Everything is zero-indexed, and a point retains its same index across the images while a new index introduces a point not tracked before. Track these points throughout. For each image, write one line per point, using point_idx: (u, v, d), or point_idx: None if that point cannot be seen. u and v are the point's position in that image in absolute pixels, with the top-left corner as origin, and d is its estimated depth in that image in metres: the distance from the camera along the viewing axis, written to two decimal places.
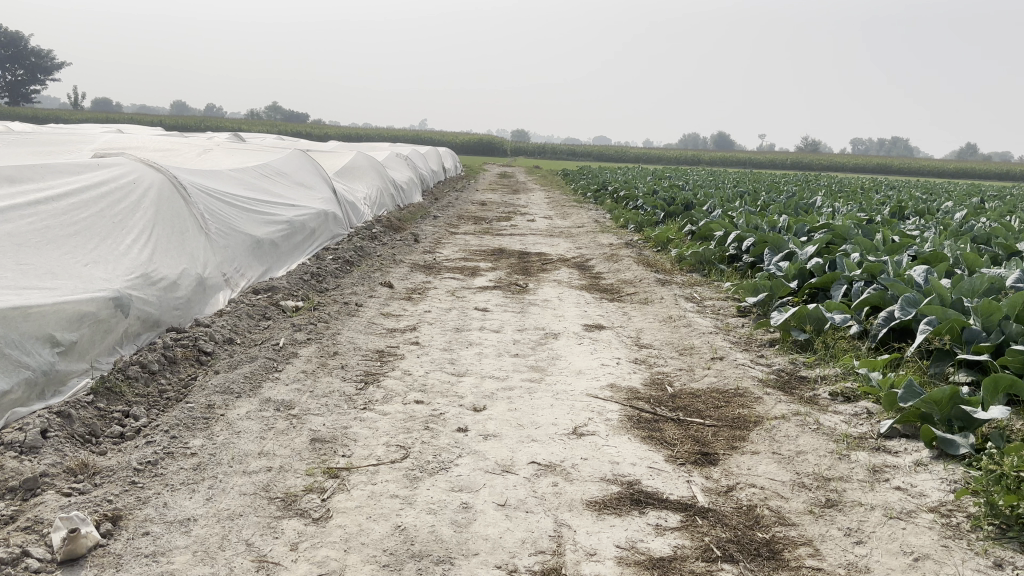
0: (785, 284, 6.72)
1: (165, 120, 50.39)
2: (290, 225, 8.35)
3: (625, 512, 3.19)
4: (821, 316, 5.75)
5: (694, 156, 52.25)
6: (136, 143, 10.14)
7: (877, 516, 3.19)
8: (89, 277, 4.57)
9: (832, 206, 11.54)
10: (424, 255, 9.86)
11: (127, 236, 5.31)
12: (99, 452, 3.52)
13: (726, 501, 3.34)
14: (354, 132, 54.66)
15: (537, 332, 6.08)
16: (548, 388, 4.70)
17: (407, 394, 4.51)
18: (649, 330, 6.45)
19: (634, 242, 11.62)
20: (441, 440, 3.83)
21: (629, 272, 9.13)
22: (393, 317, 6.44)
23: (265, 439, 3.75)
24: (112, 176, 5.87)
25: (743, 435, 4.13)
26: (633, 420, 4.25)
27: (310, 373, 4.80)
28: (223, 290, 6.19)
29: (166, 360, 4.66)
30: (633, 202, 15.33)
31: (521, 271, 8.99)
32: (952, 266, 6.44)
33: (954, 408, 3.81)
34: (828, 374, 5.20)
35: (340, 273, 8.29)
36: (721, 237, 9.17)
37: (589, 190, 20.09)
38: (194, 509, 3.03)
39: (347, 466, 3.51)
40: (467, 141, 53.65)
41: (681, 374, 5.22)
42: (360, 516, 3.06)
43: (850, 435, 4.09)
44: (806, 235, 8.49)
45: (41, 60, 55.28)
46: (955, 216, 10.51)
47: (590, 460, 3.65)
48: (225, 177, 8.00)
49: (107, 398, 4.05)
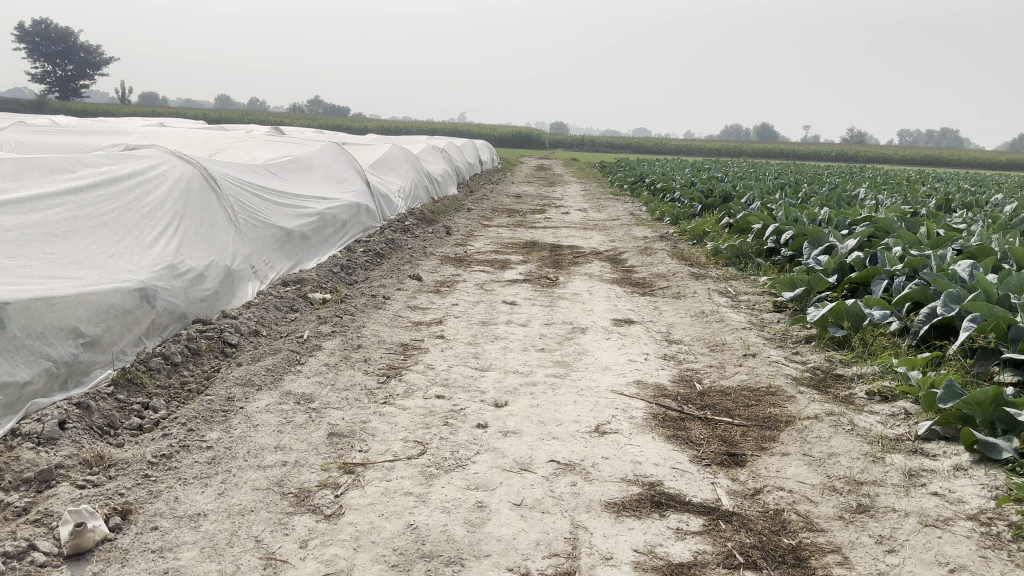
0: (823, 278, 6.53)
1: (208, 114, 51.20)
2: (321, 218, 8.34)
3: (645, 515, 3.08)
4: (860, 312, 5.56)
5: (734, 147, 51.44)
6: (172, 136, 10.23)
7: (912, 523, 3.03)
8: (115, 268, 4.58)
9: (876, 199, 11.24)
10: (455, 248, 9.81)
11: (155, 227, 5.33)
12: (116, 444, 3.51)
13: (752, 505, 3.21)
14: (394, 125, 54.90)
15: (565, 327, 5.98)
16: (572, 384, 4.60)
17: (428, 389, 4.44)
18: (680, 325, 6.31)
19: (669, 235, 11.44)
20: (459, 437, 3.76)
21: (662, 265, 8.98)
22: (420, 310, 6.38)
23: (283, 433, 3.71)
24: (143, 168, 5.90)
25: (773, 435, 3.99)
26: (658, 418, 4.13)
27: (332, 366, 4.76)
28: (251, 282, 6.19)
29: (189, 352, 4.65)
30: (671, 195, 15.09)
31: (553, 264, 8.89)
32: (999, 260, 6.20)
33: (997, 410, 3.64)
34: (865, 372, 5.02)
35: (370, 266, 8.27)
36: (759, 229, 8.98)
37: (626, 182, 19.91)
38: (206, 504, 3.00)
39: (363, 461, 3.46)
40: (504, 133, 53.59)
41: (711, 372, 5.08)
42: (372, 513, 3.00)
43: (886, 436, 3.92)
44: (847, 229, 8.25)
45: (89, 55, 56.47)
46: (1005, 209, 10.16)
47: (611, 460, 3.55)
48: (257, 170, 8.02)
49: (127, 390, 4.05)
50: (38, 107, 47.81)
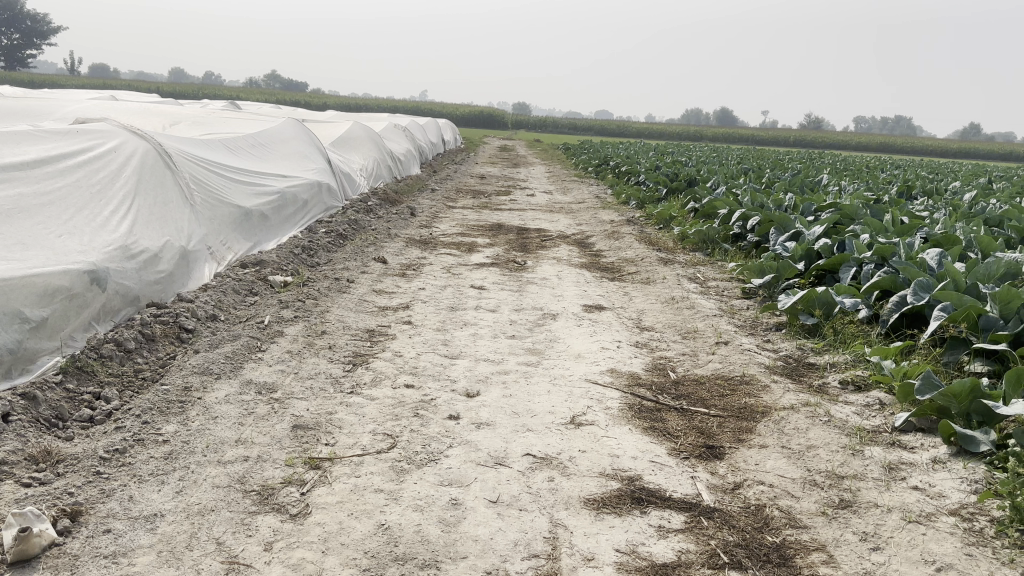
0: (792, 265, 6.49)
1: (162, 87, 49.84)
2: (281, 197, 8.08)
3: (626, 512, 2.98)
4: (830, 300, 5.52)
5: (696, 131, 51.63)
6: (124, 110, 9.81)
7: (895, 519, 2.98)
8: (63, 248, 4.33)
9: (839, 185, 11.30)
10: (420, 230, 9.61)
11: (106, 206, 5.06)
12: (65, 438, 3.30)
13: (733, 500, 3.13)
14: (354, 102, 54.02)
15: (535, 312, 5.85)
16: (545, 373, 4.48)
17: (396, 377, 4.29)
18: (651, 312, 6.23)
19: (635, 219, 11.38)
20: (431, 429, 3.62)
21: (630, 250, 8.91)
22: (385, 294, 6.20)
23: (244, 425, 3.52)
24: (93, 143, 5.61)
25: (750, 426, 3.92)
26: (634, 409, 4.03)
27: (296, 354, 4.57)
28: (208, 264, 5.95)
29: (143, 338, 4.43)
30: (636, 178, 15.04)
31: (520, 248, 8.76)
32: (965, 249, 6.21)
33: (974, 402, 3.61)
34: (838, 361, 4.98)
35: (332, 247, 8.04)
36: (726, 215, 8.95)
37: (591, 164, 19.83)
38: (162, 504, 2.82)
39: (329, 456, 3.30)
40: (467, 113, 53.10)
41: (684, 360, 5.00)
42: (341, 513, 2.85)
43: (863, 428, 3.87)
44: (812, 215, 8.24)
45: (36, 24, 54.51)
46: (964, 197, 10.27)
47: (588, 453, 3.44)
48: (214, 146, 7.73)
49: (77, 378, 3.82)
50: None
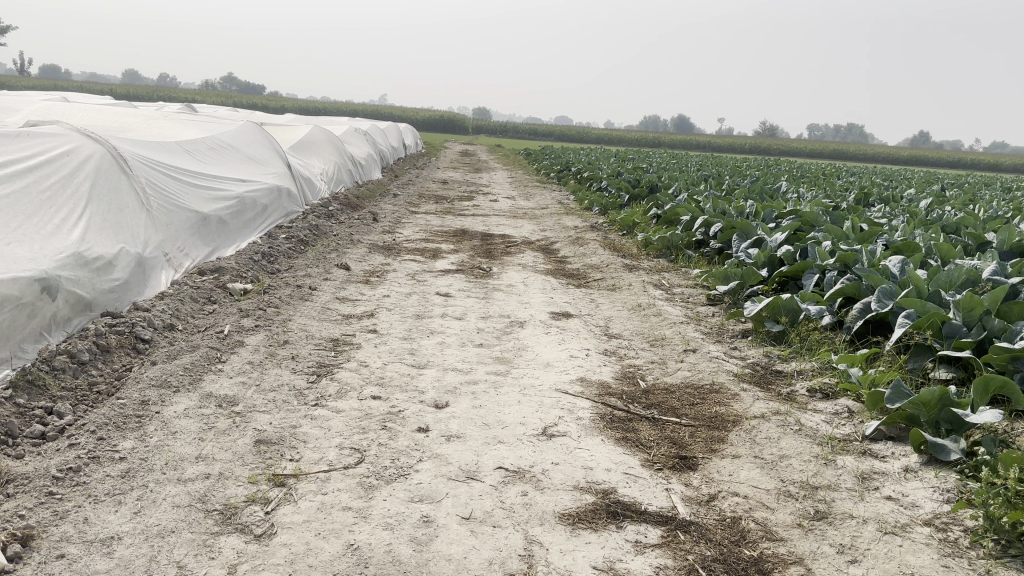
0: (756, 272, 6.51)
1: (115, 88, 48.78)
2: (239, 202, 7.90)
3: (601, 527, 2.91)
4: (796, 307, 5.53)
5: (654, 137, 52.09)
6: (76, 112, 9.50)
7: (871, 531, 2.97)
8: (12, 256, 4.14)
9: (798, 192, 11.43)
10: (383, 235, 9.47)
11: (56, 213, 4.86)
12: (15, 456, 3.12)
13: (709, 513, 3.09)
14: (314, 105, 53.41)
15: (502, 320, 5.78)
16: (514, 382, 4.40)
17: (363, 388, 4.18)
18: (618, 319, 6.20)
19: (599, 224, 11.37)
20: (399, 442, 3.52)
21: (595, 256, 8.89)
22: (349, 302, 6.07)
23: (204, 440, 3.39)
24: (44, 147, 5.40)
25: (722, 436, 3.89)
26: (606, 419, 3.98)
27: (257, 365, 4.43)
28: (164, 271, 5.76)
29: (98, 349, 4.25)
30: (597, 184, 15.06)
31: (485, 254, 8.68)
32: (925, 255, 6.28)
33: (943, 410, 3.62)
34: (804, 368, 4.99)
35: (293, 253, 7.88)
36: (688, 221, 8.97)
37: (552, 170, 19.85)
38: (120, 526, 2.68)
39: (294, 472, 3.18)
40: (427, 117, 52.86)
41: (653, 368, 4.97)
42: (307, 533, 2.74)
43: (834, 437, 3.87)
44: (773, 222, 8.29)
45: None
46: (920, 204, 10.44)
47: (562, 466, 3.37)
48: (171, 150, 7.52)
49: (28, 393, 3.64)
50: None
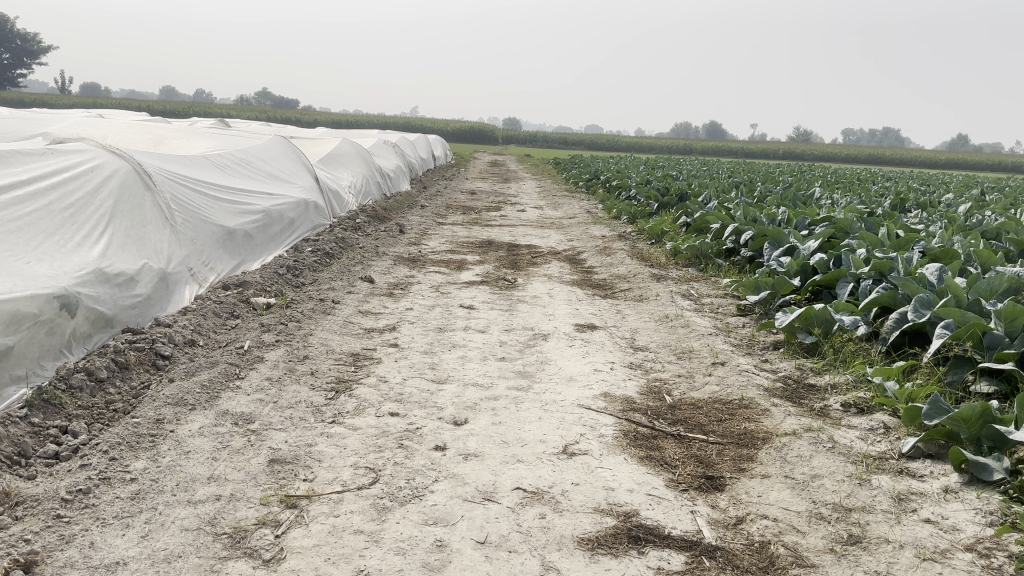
0: (788, 281, 6.33)
1: (152, 104, 49.75)
2: (266, 216, 7.90)
3: (622, 552, 2.79)
4: (829, 317, 5.34)
5: (685, 144, 51.74)
6: (105, 129, 9.60)
7: (909, 557, 2.81)
8: (32, 274, 4.12)
9: (832, 198, 11.17)
10: (408, 247, 9.43)
11: (78, 230, 4.86)
12: (26, 477, 3.09)
13: (736, 537, 2.95)
14: (345, 118, 53.83)
15: (525, 333, 5.68)
16: (536, 398, 4.30)
17: (381, 405, 4.10)
18: (645, 331, 6.06)
19: (627, 233, 11.23)
20: (416, 461, 3.43)
21: (622, 266, 8.76)
22: (372, 315, 6.02)
23: (217, 460, 3.33)
24: (69, 163, 5.41)
25: (751, 454, 3.75)
26: (629, 437, 3.85)
27: (276, 381, 4.38)
28: (188, 286, 5.75)
29: (116, 366, 4.22)
30: (626, 192, 14.91)
31: (511, 265, 8.58)
32: (964, 263, 6.05)
33: (984, 427, 3.44)
34: (838, 382, 4.81)
35: (318, 266, 7.86)
36: (718, 230, 8.79)
37: (581, 179, 19.76)
38: (126, 550, 2.62)
39: (307, 493, 3.11)
40: (457, 128, 53.06)
41: (680, 382, 4.82)
42: (316, 558, 2.66)
43: (869, 455, 3.70)
44: (806, 230, 8.08)
45: (27, 44, 54.32)
46: (959, 209, 10.13)
47: (582, 486, 3.26)
48: (197, 165, 7.55)
49: (43, 412, 3.62)
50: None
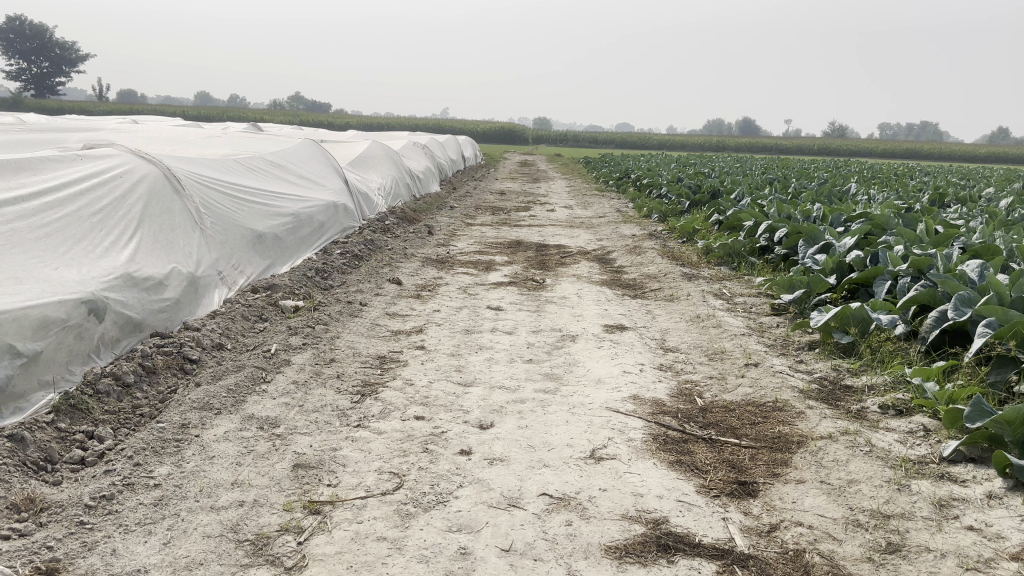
0: (823, 279, 6.16)
1: (187, 110, 50.52)
2: (295, 219, 7.92)
3: (651, 561, 2.71)
4: (866, 317, 5.19)
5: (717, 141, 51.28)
6: (138, 134, 9.71)
7: (951, 567, 2.69)
8: (60, 280, 4.14)
9: (868, 195, 10.92)
10: (437, 249, 9.41)
11: (106, 236, 4.90)
12: (52, 482, 3.11)
13: (770, 545, 2.86)
14: (376, 121, 54.14)
15: (553, 334, 5.61)
16: (564, 401, 4.23)
17: (407, 409, 4.06)
18: (676, 331, 5.96)
19: (658, 232, 11.10)
20: (440, 466, 3.38)
21: (652, 265, 8.65)
22: (399, 317, 6.00)
23: (242, 465, 3.31)
24: (99, 169, 5.46)
25: (785, 459, 3.64)
26: (659, 441, 3.77)
27: (302, 385, 4.36)
28: (218, 289, 5.77)
29: (144, 371, 4.24)
30: (657, 191, 14.74)
31: (540, 266, 8.51)
32: (1007, 259, 5.85)
33: None
34: (876, 383, 4.67)
35: (347, 268, 7.87)
36: (751, 227, 8.63)
37: (611, 178, 19.63)
38: (148, 558, 2.60)
39: (331, 499, 3.07)
40: (487, 129, 53.08)
41: (711, 385, 4.72)
42: (338, 565, 2.62)
43: (909, 459, 3.57)
44: (842, 226, 7.89)
45: (65, 53, 55.55)
46: (1000, 204, 9.83)
47: (610, 492, 3.18)
48: (227, 168, 7.59)
49: (70, 417, 3.64)
50: (12, 106, 46.49)
